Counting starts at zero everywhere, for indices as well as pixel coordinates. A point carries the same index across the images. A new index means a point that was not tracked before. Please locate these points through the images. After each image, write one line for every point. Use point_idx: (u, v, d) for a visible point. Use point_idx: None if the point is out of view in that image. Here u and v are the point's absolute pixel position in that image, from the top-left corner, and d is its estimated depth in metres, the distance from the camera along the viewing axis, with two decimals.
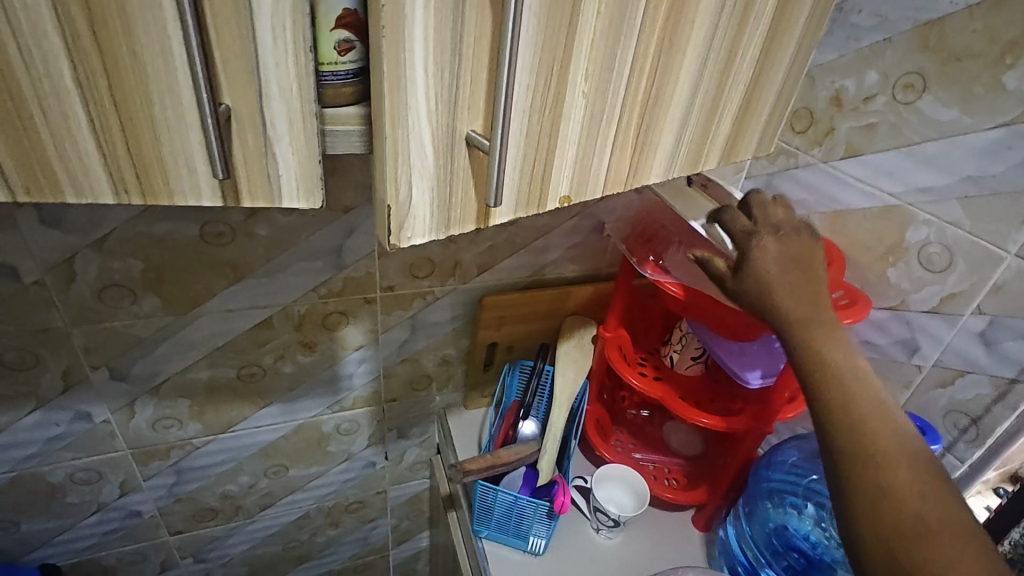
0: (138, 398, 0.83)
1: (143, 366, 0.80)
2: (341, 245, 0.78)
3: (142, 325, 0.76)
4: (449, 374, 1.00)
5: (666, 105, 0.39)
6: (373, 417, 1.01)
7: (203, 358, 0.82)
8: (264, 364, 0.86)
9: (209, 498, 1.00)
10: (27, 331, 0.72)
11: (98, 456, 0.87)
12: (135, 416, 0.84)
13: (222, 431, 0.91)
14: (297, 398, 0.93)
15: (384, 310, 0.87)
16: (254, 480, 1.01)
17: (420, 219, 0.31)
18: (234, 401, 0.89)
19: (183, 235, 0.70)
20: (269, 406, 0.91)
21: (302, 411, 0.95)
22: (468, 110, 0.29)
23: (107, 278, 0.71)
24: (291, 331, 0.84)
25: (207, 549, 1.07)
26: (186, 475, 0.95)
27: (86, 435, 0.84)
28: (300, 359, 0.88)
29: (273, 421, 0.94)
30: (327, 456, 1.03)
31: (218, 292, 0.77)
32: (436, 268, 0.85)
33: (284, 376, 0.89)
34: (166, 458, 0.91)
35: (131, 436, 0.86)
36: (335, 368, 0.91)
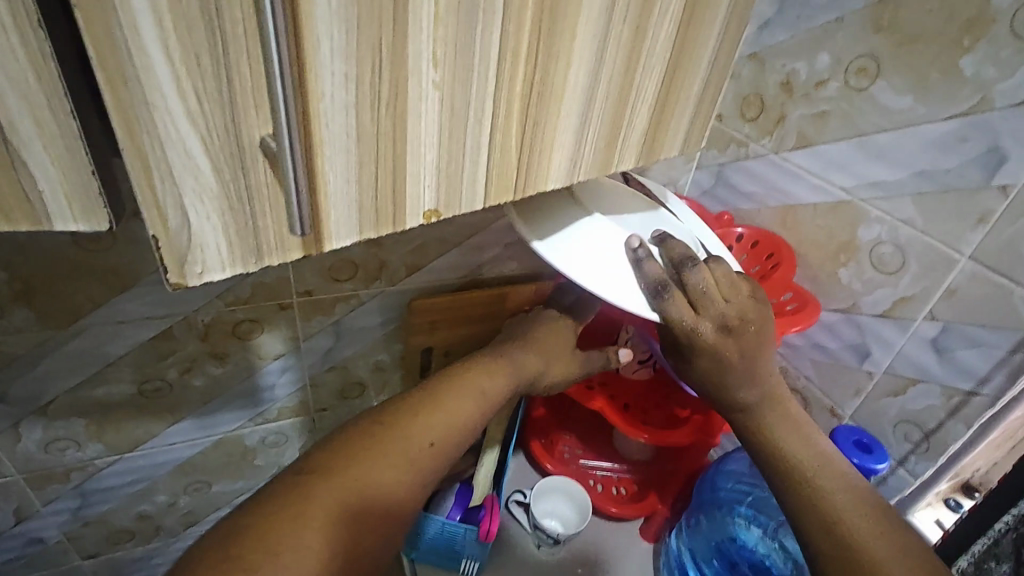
0: (23, 420, 0.74)
1: (24, 385, 0.71)
2: None
3: (15, 341, 0.67)
4: (385, 380, 0.93)
5: (557, 95, 0.32)
6: (304, 427, 0.94)
7: (96, 374, 0.74)
8: (169, 377, 0.78)
9: (123, 519, 0.92)
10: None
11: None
12: (22, 439, 0.76)
13: (129, 450, 0.83)
14: (213, 411, 0.85)
15: (304, 316, 0.79)
16: (174, 498, 0.93)
17: (212, 251, 0.24)
18: (139, 418, 0.81)
19: (51, 241, 0.62)
20: (183, 420, 0.84)
21: (221, 424, 0.87)
22: (255, 108, 0.22)
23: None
24: (195, 342, 0.76)
25: (128, 570, 1.00)
26: (93, 498, 0.87)
27: None
28: (212, 371, 0.80)
29: (188, 436, 0.86)
30: (255, 469, 0.96)
31: (104, 302, 0.68)
32: (359, 269, 0.78)
33: (195, 389, 0.81)
34: (67, 481, 0.82)
35: (21, 460, 0.78)
36: (255, 378, 0.84)
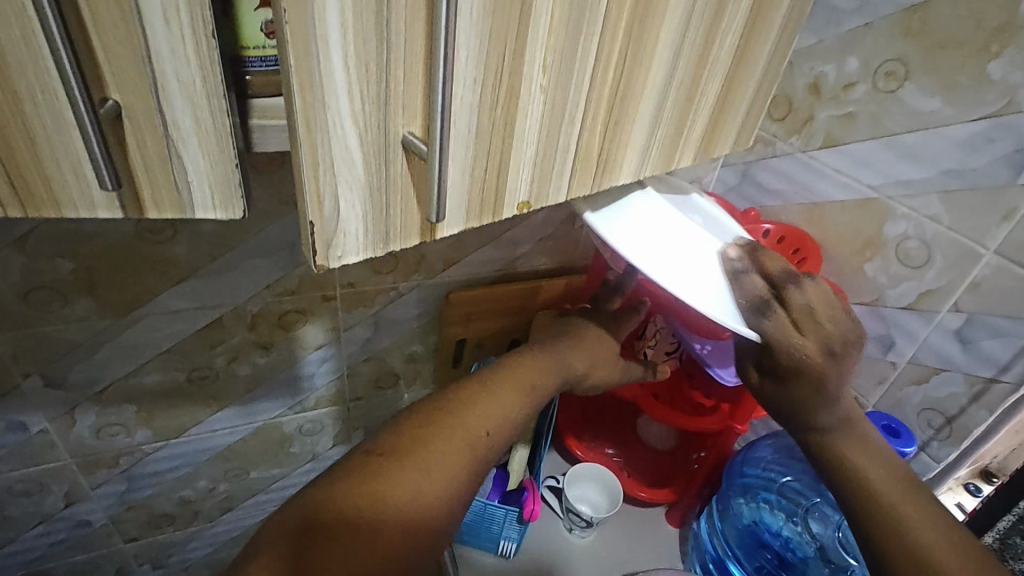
0: (79, 406, 0.77)
1: (82, 372, 0.74)
2: (296, 241, 0.72)
3: (76, 329, 0.70)
4: (418, 370, 0.96)
5: (637, 96, 0.35)
6: (340, 415, 0.97)
7: (149, 362, 0.77)
8: (216, 366, 0.81)
9: (165, 504, 0.95)
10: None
11: (37, 467, 0.81)
12: (76, 424, 0.79)
13: (175, 436, 0.86)
14: (255, 399, 0.88)
15: (346, 307, 0.82)
16: (214, 484, 0.96)
17: (351, 235, 0.28)
18: (186, 405, 0.84)
19: (116, 233, 0.65)
20: (226, 407, 0.87)
21: (262, 412, 0.90)
22: (404, 110, 0.25)
23: (30, 283, 0.65)
24: (243, 331, 0.79)
25: (166, 554, 1.03)
26: (138, 482, 0.90)
27: (23, 445, 0.78)
28: (256, 360, 0.83)
29: (230, 423, 0.89)
30: (291, 457, 0.99)
31: (160, 291, 0.71)
32: (400, 262, 0.81)
33: (240, 377, 0.84)
34: (115, 465, 0.86)
35: (73, 444, 0.81)
36: (296, 368, 0.87)
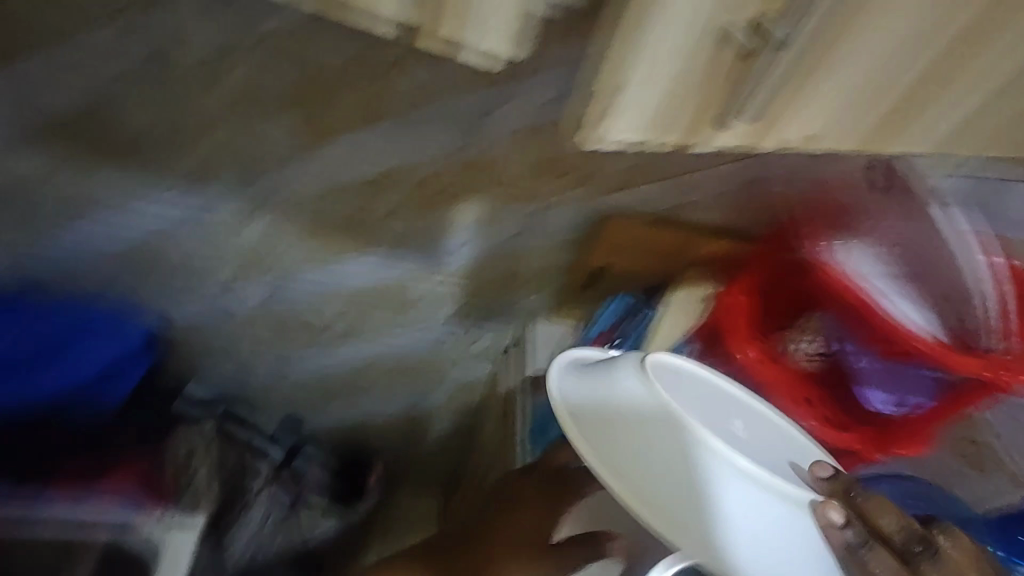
0: (253, 207, 0.87)
1: (271, 178, 0.82)
2: (487, 116, 0.72)
3: (274, 138, 0.78)
4: (546, 281, 0.96)
5: (948, 81, 0.42)
6: (458, 299, 1.00)
7: (323, 189, 0.83)
8: (375, 213, 0.86)
9: (291, 320, 1.05)
10: (177, 111, 0.76)
11: (206, 248, 0.92)
12: (250, 223, 0.89)
13: (320, 263, 0.94)
14: (396, 255, 0.92)
15: (506, 197, 0.82)
16: (333, 319, 1.04)
17: (624, 118, 0.40)
18: (339, 238, 0.90)
19: (336, 58, 0.69)
20: (369, 253, 0.92)
21: (397, 269, 0.94)
22: (739, 12, 0.35)
23: (254, 86, 0.72)
24: (406, 189, 0.82)
25: (277, 366, 1.13)
26: (280, 293, 1.00)
27: (205, 226, 0.90)
28: (408, 220, 0.87)
29: (369, 268, 0.95)
30: (405, 322, 1.04)
31: (353, 126, 0.75)
32: (572, 170, 0.79)
33: (391, 230, 0.89)
34: (267, 270, 0.95)
35: (242, 240, 0.90)
36: (440, 238, 0.89)
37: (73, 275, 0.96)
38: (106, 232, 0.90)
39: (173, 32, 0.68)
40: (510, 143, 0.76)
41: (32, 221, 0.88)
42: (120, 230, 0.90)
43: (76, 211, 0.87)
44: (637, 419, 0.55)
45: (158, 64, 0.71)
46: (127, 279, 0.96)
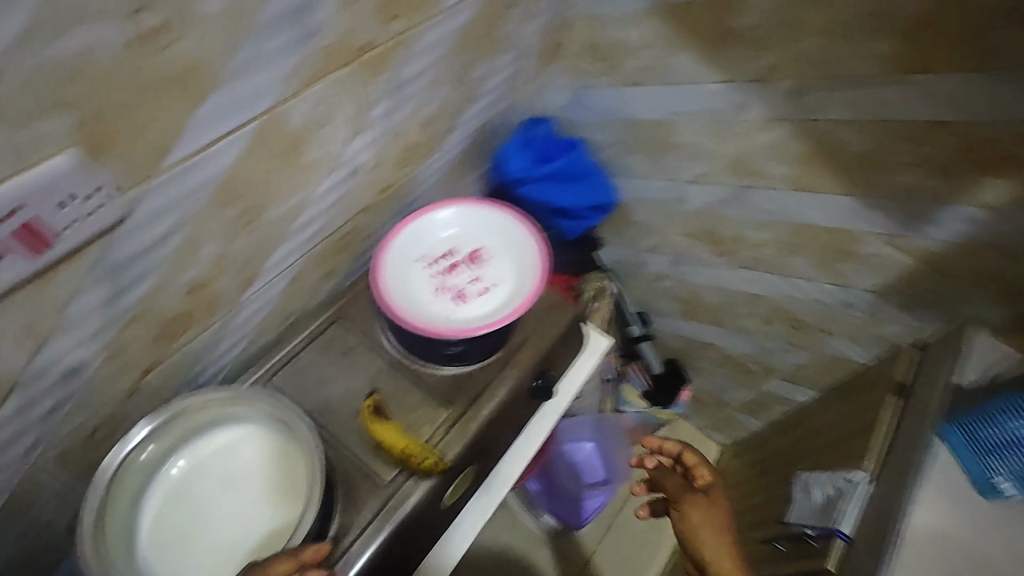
0: (786, 123, 0.82)
1: (652, 93, 0.93)
2: (899, 77, 0.69)
3: (877, 67, 0.70)
4: (930, 269, 0.84)
5: None
6: (905, 276, 0.87)
7: (703, 127, 0.91)
8: (749, 156, 0.89)
9: (640, 216, 1.14)
10: (795, 16, 0.72)
11: (708, 146, 0.92)
12: (627, 130, 1.01)
13: (681, 182, 1.01)
14: (753, 196, 0.94)
15: (906, 140, 0.74)
16: (742, 245, 1.03)
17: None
18: (704, 164, 0.96)
19: (749, 20, 0.76)
20: (836, 195, 0.85)
21: (751, 207, 0.96)
22: None
23: (883, 6, 0.66)
24: (953, 147, 0.71)
25: (697, 303, 1.22)
26: (633, 191, 1.10)
27: (589, 120, 1.04)
28: (920, 181, 0.76)
29: (723, 200, 0.98)
30: (787, 268, 1.00)
31: (753, 73, 0.80)
32: (980, 150, 0.69)
33: (756, 175, 0.91)
34: (632, 173, 1.07)
35: (613, 135, 1.04)
36: (933, 211, 0.78)
37: (589, 129, 1.06)
38: (634, 101, 0.96)
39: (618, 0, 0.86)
40: (925, 97, 0.69)
41: (579, 73, 0.99)
42: (642, 105, 0.95)
43: (616, 83, 0.96)
44: (481, 221, 0.79)
45: None
46: (624, 143, 1.03)
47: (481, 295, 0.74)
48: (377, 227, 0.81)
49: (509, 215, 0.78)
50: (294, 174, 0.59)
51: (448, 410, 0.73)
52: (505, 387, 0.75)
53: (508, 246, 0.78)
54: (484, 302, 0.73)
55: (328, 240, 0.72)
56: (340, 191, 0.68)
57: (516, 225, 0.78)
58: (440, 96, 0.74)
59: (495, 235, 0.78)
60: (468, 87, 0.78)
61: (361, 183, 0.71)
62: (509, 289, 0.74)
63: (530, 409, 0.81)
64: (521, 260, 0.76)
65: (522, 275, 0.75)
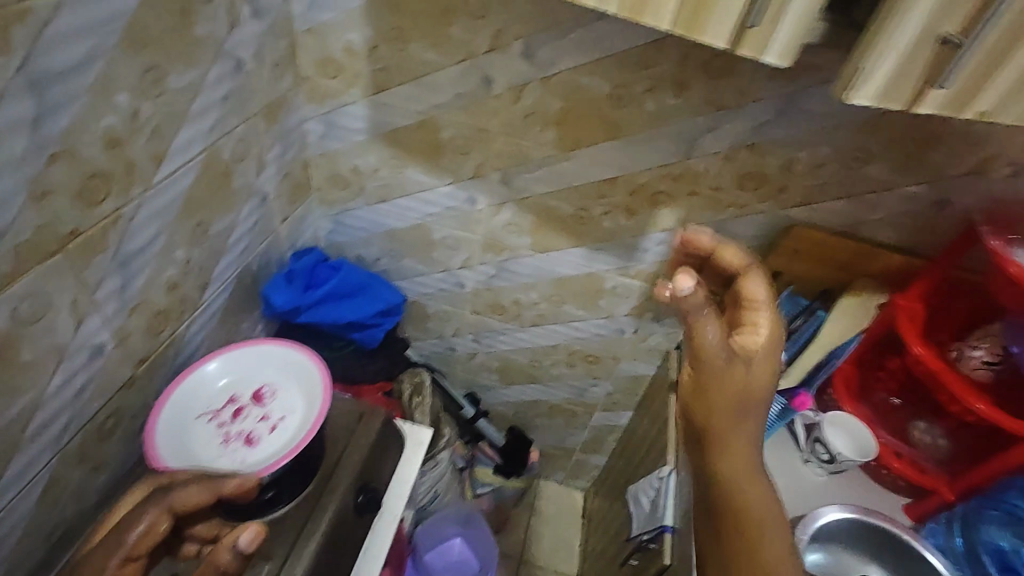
0: (512, 202, 0.98)
1: (401, 203, 1.04)
2: (571, 151, 0.89)
3: (554, 148, 0.90)
4: (657, 286, 1.04)
5: None
6: (644, 296, 1.06)
7: (452, 221, 1.04)
8: (496, 234, 1.04)
9: (433, 309, 1.22)
10: (480, 125, 0.90)
11: (462, 235, 1.06)
12: (392, 238, 1.11)
13: (454, 270, 1.13)
14: (514, 265, 1.08)
15: (597, 195, 0.94)
16: (522, 308, 1.16)
17: (872, 80, 0.40)
18: (466, 249, 1.08)
19: (453, 131, 0.92)
20: (570, 248, 1.02)
21: (516, 274, 1.10)
22: None
23: (538, 106, 0.86)
24: (626, 193, 0.92)
25: (510, 371, 1.32)
26: (418, 289, 1.19)
27: (357, 238, 1.13)
28: (619, 221, 0.96)
29: (492, 275, 1.11)
30: (563, 316, 1.15)
31: (472, 170, 0.96)
32: (644, 190, 0.91)
33: (508, 248, 1.06)
34: (411, 274, 1.16)
35: (382, 246, 1.13)
36: (639, 240, 0.98)
37: (360, 246, 1.14)
38: (390, 212, 1.06)
39: (345, 137, 0.98)
40: (594, 162, 0.90)
41: (333, 201, 1.08)
42: (397, 214, 1.06)
43: (369, 202, 1.06)
44: (258, 360, 0.79)
45: (475, 87, 0.86)
46: (395, 250, 1.13)
47: (269, 434, 0.72)
48: (148, 398, 0.76)
49: (283, 347, 0.80)
50: (16, 373, 0.56)
51: (268, 563, 0.69)
52: (325, 515, 0.73)
53: (291, 376, 0.78)
54: (272, 438, 0.72)
55: (86, 429, 0.67)
56: (87, 375, 0.65)
57: (292, 356, 0.80)
58: (181, 257, 0.75)
59: (274, 369, 0.79)
60: (212, 241, 0.81)
61: (112, 360, 0.68)
62: (297, 417, 0.74)
63: (362, 527, 0.79)
64: (305, 384, 0.77)
65: (306, 399, 0.75)
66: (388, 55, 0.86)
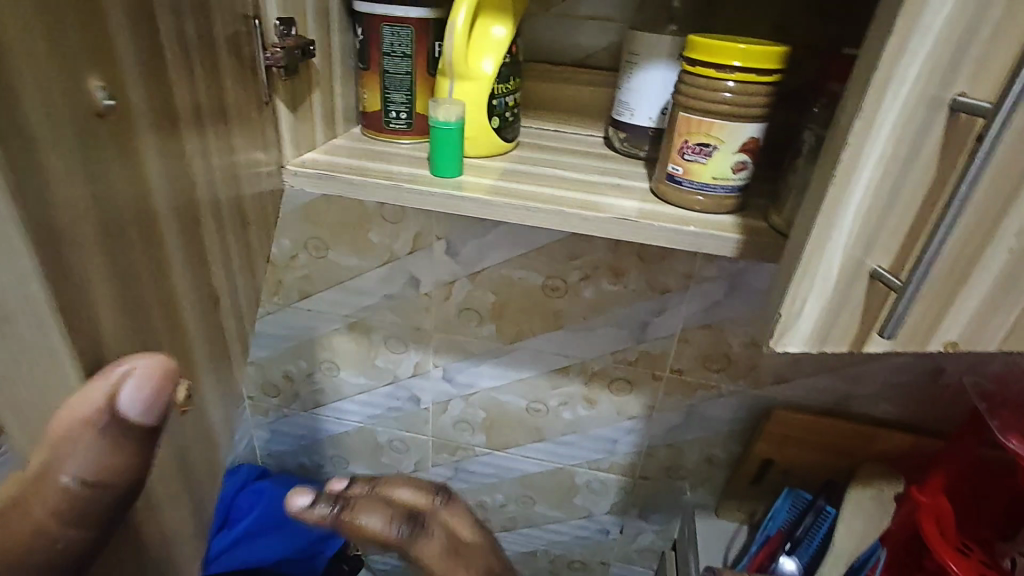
0: (458, 398, 0.88)
1: (340, 404, 0.94)
2: (512, 343, 0.81)
3: (494, 341, 0.81)
4: (635, 478, 0.89)
5: (997, 247, 0.30)
6: (622, 491, 0.91)
7: (397, 420, 0.93)
8: (446, 432, 0.92)
9: None
10: (413, 323, 0.83)
11: (411, 436, 0.94)
12: (334, 442, 0.98)
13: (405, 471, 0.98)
14: (470, 463, 0.95)
15: (550, 384, 0.83)
16: (485, 512, 1.00)
17: (802, 327, 0.34)
18: (415, 449, 0.96)
19: (385, 330, 0.84)
20: (530, 443, 0.90)
21: (474, 473, 0.96)
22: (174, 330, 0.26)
23: (470, 302, 0.79)
24: (582, 383, 0.82)
25: None
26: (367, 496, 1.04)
27: (297, 443, 1.01)
28: (579, 412, 0.85)
29: (446, 475, 0.97)
30: (535, 518, 0.98)
31: (411, 367, 0.87)
32: (599, 376, 0.81)
33: (461, 445, 0.93)
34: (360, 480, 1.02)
35: (324, 449, 1.00)
36: (605, 431, 0.85)
37: (301, 452, 1.01)
38: (329, 415, 0.95)
39: (273, 342, 0.90)
40: (540, 351, 0.81)
41: (267, 408, 0.98)
42: (337, 417, 0.96)
43: (305, 407, 0.96)
44: None
45: (402, 287, 0.80)
46: (339, 455, 1.00)
47: None
48: None
49: None
50: None
51: None
52: None
53: None
54: None
55: None
56: None
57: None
58: None
59: None
60: None
61: None
62: None
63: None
64: None
65: None
66: (309, 263, 0.81)
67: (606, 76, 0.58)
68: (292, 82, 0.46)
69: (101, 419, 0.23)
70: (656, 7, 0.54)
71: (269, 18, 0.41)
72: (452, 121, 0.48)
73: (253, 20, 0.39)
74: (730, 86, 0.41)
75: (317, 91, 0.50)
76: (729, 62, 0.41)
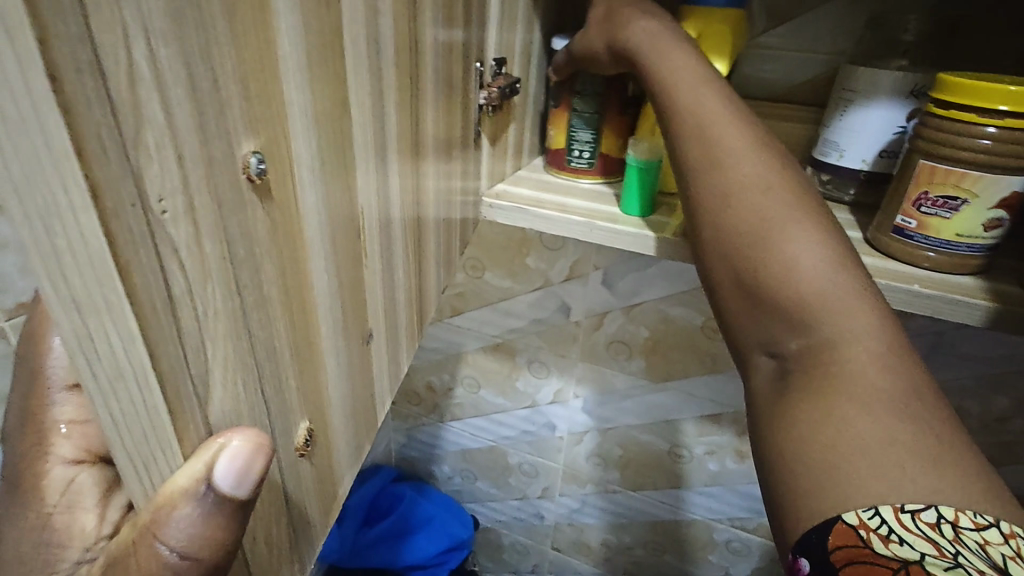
0: (595, 430, 0.86)
1: (476, 421, 0.96)
2: (660, 382, 0.77)
3: (641, 377, 0.78)
4: None
5: None
6: (768, 556, 0.83)
7: (530, 444, 0.93)
8: (578, 463, 0.90)
9: (505, 539, 1.05)
10: (558, 350, 0.82)
11: (541, 462, 0.94)
12: (466, 456, 1.01)
13: (531, 496, 0.98)
14: (596, 498, 0.92)
15: (696, 429, 0.79)
16: (609, 552, 0.96)
17: None
18: (544, 475, 0.95)
19: (529, 354, 0.85)
20: (668, 489, 0.85)
21: (599, 509, 0.93)
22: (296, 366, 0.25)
23: (620, 336, 0.77)
24: (734, 432, 0.77)
25: None
26: (488, 514, 1.04)
27: (429, 452, 1.04)
28: (727, 464, 0.79)
29: (571, 506, 0.95)
30: (663, 567, 0.93)
31: (551, 394, 0.87)
32: None
33: (592, 479, 0.91)
34: (483, 496, 1.03)
35: (455, 462, 1.03)
36: (754, 488, 0.79)
37: (431, 461, 1.05)
38: (463, 429, 0.98)
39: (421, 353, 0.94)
40: (691, 394, 0.77)
41: (406, 416, 1.02)
42: (471, 433, 0.98)
43: (442, 418, 0.99)
44: None
45: (552, 314, 0.80)
46: (469, 469, 1.02)
47: None
48: None
49: None
50: None
51: None
52: None
53: None
54: None
55: None
56: None
57: None
58: None
59: None
60: None
61: None
62: None
63: None
64: None
65: None
66: (465, 282, 0.83)
67: (807, 112, 0.54)
68: (495, 118, 0.47)
69: (197, 489, 0.21)
70: (881, 41, 0.50)
71: (488, 59, 0.43)
72: (648, 159, 0.46)
73: (475, 63, 0.41)
74: (991, 133, 0.36)
75: (513, 126, 0.51)
76: (994, 106, 0.36)
